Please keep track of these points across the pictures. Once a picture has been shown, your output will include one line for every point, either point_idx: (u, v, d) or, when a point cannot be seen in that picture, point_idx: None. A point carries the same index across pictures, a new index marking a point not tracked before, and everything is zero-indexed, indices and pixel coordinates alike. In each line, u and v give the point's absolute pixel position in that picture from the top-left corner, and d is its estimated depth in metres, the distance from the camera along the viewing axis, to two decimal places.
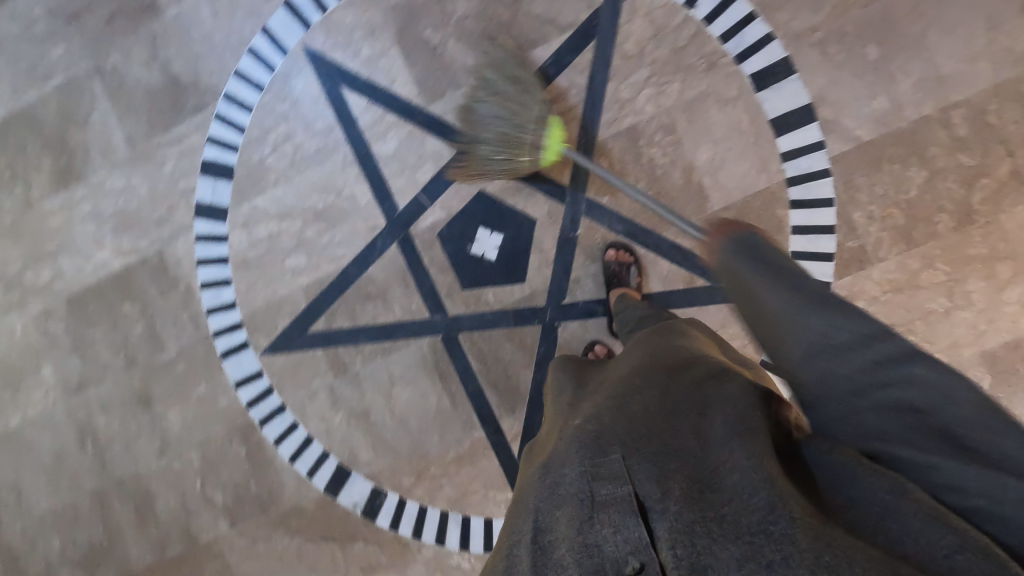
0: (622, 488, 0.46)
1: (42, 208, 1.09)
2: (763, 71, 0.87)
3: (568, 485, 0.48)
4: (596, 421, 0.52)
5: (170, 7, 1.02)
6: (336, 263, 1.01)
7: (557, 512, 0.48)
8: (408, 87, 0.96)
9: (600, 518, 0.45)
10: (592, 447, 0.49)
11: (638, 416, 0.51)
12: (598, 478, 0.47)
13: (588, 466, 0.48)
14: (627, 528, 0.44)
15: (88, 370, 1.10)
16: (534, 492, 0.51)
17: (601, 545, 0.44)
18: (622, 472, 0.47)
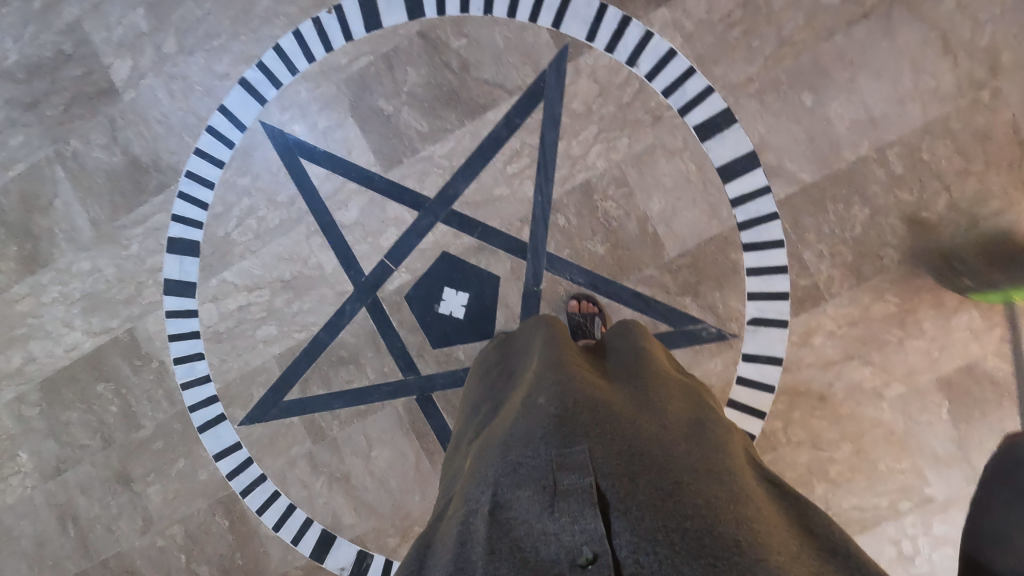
0: (585, 479, 0.48)
1: (8, 295, 1.09)
2: (706, 122, 0.91)
3: (534, 470, 0.50)
4: (564, 412, 0.55)
5: (127, 90, 1.03)
6: (307, 331, 1.02)
7: (517, 492, 0.49)
8: (365, 155, 0.98)
9: (560, 505, 0.47)
10: (560, 438, 0.52)
11: (604, 420, 0.55)
12: (563, 467, 0.49)
13: (554, 456, 0.50)
14: (586, 519, 0.45)
15: (65, 453, 1.10)
16: (495, 469, 0.53)
17: (558, 533, 0.45)
18: (587, 466, 0.49)
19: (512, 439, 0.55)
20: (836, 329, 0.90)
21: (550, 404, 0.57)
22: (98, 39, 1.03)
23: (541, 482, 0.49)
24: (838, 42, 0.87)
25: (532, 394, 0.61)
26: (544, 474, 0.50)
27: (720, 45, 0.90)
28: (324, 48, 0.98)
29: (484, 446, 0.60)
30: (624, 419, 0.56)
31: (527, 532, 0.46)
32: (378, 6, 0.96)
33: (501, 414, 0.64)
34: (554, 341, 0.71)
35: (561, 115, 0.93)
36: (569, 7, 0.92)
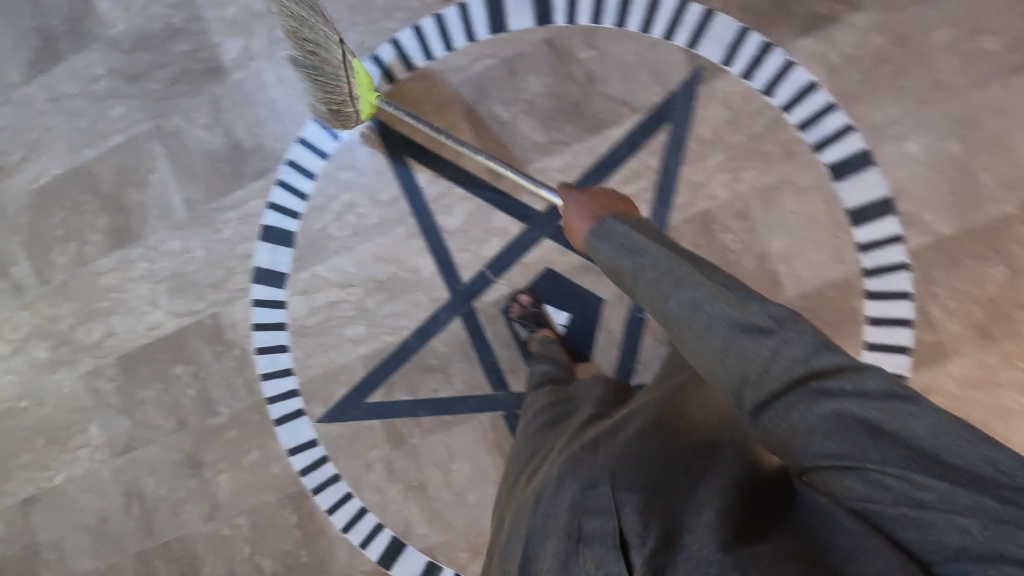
0: (608, 522, 0.50)
1: (95, 267, 1.08)
2: (841, 162, 0.87)
3: (558, 515, 0.53)
4: (587, 450, 0.57)
5: (235, 71, 1.01)
6: (396, 334, 1.00)
7: (545, 541, 0.53)
8: (476, 161, 0.95)
9: (583, 551, 0.50)
10: (584, 477, 0.53)
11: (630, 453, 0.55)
12: (585, 511, 0.51)
13: (576, 498, 0.52)
14: (608, 562, 0.48)
15: (136, 431, 1.09)
16: (529, 517, 0.56)
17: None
18: (608, 508, 0.51)
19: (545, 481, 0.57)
20: (956, 391, 0.86)
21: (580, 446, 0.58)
22: (210, 16, 1.01)
23: (566, 527, 0.52)
24: (991, 92, 0.83)
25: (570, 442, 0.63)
26: (569, 519, 0.52)
27: (866, 83, 0.86)
28: (444, 46, 0.95)
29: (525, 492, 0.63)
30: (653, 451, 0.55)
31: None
32: (506, 8, 0.93)
33: (541, 458, 0.66)
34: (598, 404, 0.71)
35: (688, 139, 0.90)
36: (708, 28, 0.88)
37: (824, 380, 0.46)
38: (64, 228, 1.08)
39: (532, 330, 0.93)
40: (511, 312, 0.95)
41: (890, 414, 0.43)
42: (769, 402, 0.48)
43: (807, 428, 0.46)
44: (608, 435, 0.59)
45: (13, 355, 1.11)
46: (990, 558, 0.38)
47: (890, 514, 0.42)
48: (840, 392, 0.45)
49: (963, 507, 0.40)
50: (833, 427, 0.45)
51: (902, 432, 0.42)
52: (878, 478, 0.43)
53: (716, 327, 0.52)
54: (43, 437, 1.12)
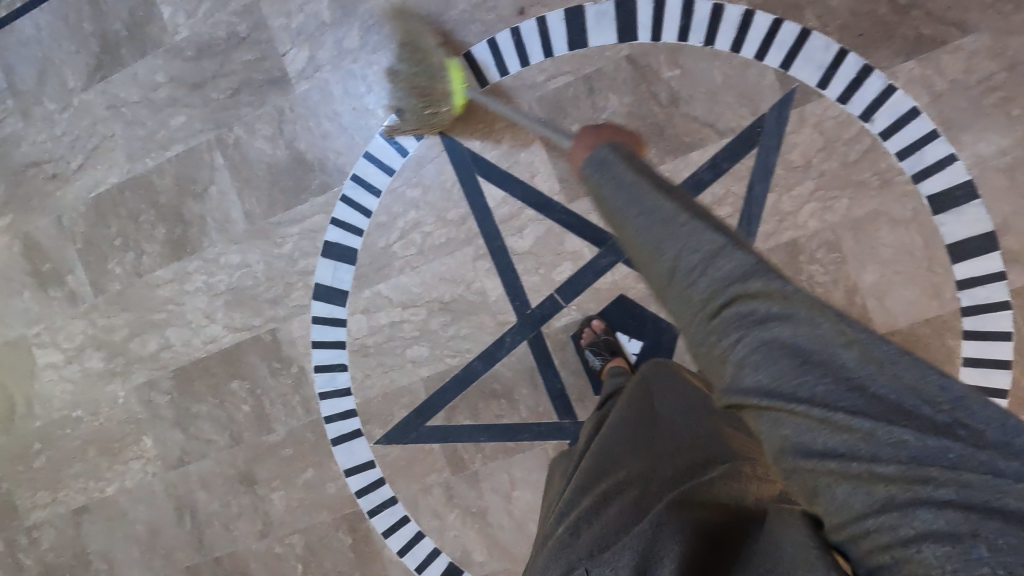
0: None
1: (152, 278, 1.06)
2: (942, 194, 0.82)
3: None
4: (567, 532, 0.55)
5: (299, 82, 0.98)
6: (460, 357, 0.97)
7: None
8: (549, 181, 0.92)
9: None
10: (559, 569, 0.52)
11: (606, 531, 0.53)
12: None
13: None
14: None
15: (190, 445, 1.07)
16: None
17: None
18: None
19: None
20: None
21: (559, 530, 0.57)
22: (275, 24, 0.98)
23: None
24: None
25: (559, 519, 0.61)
26: None
27: (973, 110, 0.81)
28: (520, 61, 0.91)
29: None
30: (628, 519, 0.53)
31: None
32: (586, 23, 0.89)
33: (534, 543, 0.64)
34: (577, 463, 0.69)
35: (776, 165, 0.86)
36: (803, 48, 0.84)
37: (750, 296, 0.40)
38: (121, 238, 1.06)
39: (604, 359, 0.88)
40: (582, 339, 0.91)
41: (816, 339, 0.37)
42: (709, 326, 0.42)
43: (734, 353, 0.40)
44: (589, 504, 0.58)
45: (69, 363, 1.11)
46: (909, 502, 0.33)
47: (807, 447, 0.37)
48: (769, 313, 0.39)
49: (886, 449, 0.34)
50: (759, 350, 0.39)
51: (831, 359, 0.37)
52: (805, 422, 0.37)
53: (680, 244, 0.45)
54: (96, 447, 1.11)
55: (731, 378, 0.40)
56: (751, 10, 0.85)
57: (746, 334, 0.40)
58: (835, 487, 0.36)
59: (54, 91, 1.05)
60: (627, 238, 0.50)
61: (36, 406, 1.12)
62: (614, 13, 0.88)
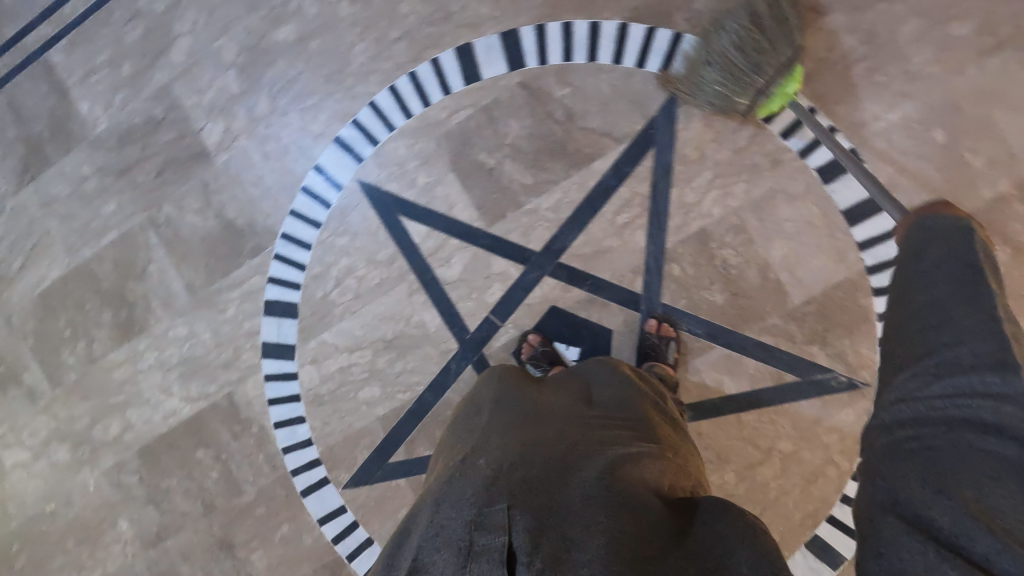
0: (497, 539, 0.47)
1: (106, 362, 1.08)
2: (829, 164, 0.87)
3: (452, 532, 0.49)
4: (491, 461, 0.55)
5: (220, 153, 1.02)
6: (411, 391, 0.99)
7: (434, 558, 0.49)
8: (467, 210, 0.96)
9: (470, 567, 0.46)
10: (482, 497, 0.51)
11: (534, 473, 0.53)
12: (480, 527, 0.48)
13: (474, 516, 0.49)
14: None
15: (165, 520, 1.08)
16: (422, 531, 0.52)
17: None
18: (503, 523, 0.48)
19: (441, 496, 0.54)
20: None
21: (485, 459, 0.56)
22: (189, 103, 1.02)
23: (458, 544, 0.48)
24: (970, 76, 0.83)
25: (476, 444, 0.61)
26: (461, 535, 0.49)
27: (843, 83, 0.86)
28: (421, 103, 0.96)
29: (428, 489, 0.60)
30: (556, 468, 0.54)
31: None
32: (477, 58, 0.94)
33: (441, 465, 0.63)
34: (505, 399, 0.68)
35: (673, 161, 0.90)
36: (679, 51, 0.89)
37: (998, 398, 0.42)
38: (71, 328, 1.09)
39: (546, 370, 0.91)
40: (522, 354, 0.94)
41: (1023, 469, 0.39)
42: (939, 403, 0.43)
43: (931, 434, 0.43)
44: (515, 444, 0.57)
45: (36, 460, 1.12)
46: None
47: (915, 511, 0.39)
48: (991, 423, 0.41)
49: (983, 549, 0.35)
50: (946, 431, 0.42)
51: (1021, 481, 0.38)
52: (937, 491, 0.39)
53: (963, 344, 0.45)
54: (74, 537, 1.12)
55: (908, 424, 0.45)
56: (625, 23, 0.90)
57: (959, 421, 0.42)
58: (902, 534, 0.39)
59: None
60: (896, 315, 0.51)
61: (10, 508, 1.13)
62: (500, 44, 0.93)
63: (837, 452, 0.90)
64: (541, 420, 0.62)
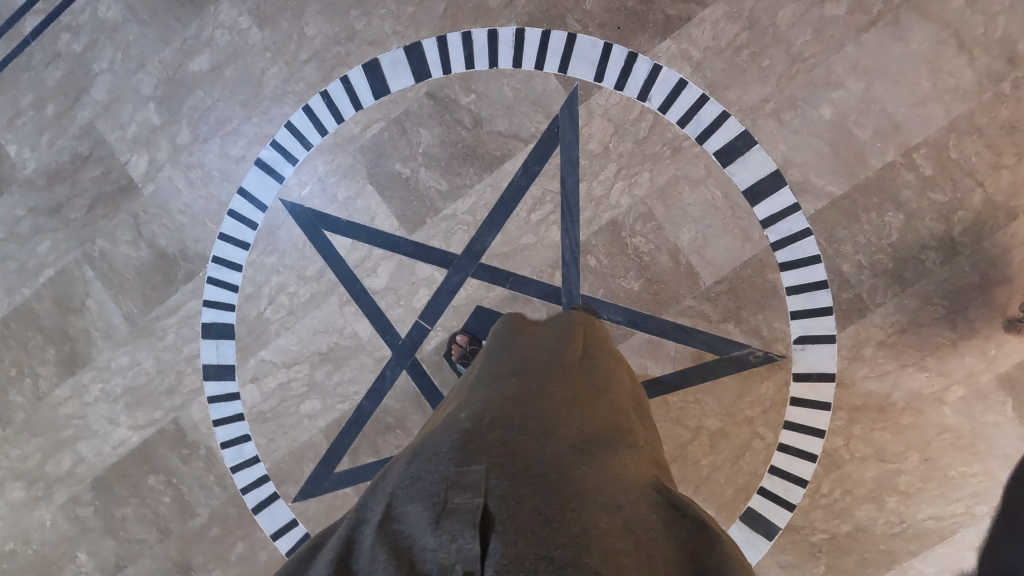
0: (474, 499, 0.38)
1: (53, 398, 1.10)
2: (726, 147, 0.90)
3: (425, 486, 0.41)
4: (479, 423, 0.47)
5: (147, 184, 1.04)
6: (350, 400, 1.02)
7: (407, 506, 0.40)
8: (388, 220, 0.99)
9: (438, 523, 0.37)
10: (463, 455, 0.43)
11: (518, 437, 0.45)
12: (456, 485, 0.40)
13: (451, 473, 0.41)
14: (461, 538, 0.35)
15: (124, 549, 1.10)
16: (396, 482, 0.45)
17: (430, 553, 0.35)
18: (479, 485, 0.40)
19: (421, 450, 0.47)
20: (886, 339, 0.89)
21: (468, 420, 0.49)
22: (113, 138, 1.05)
23: (431, 498, 0.40)
24: (849, 53, 0.87)
25: (465, 405, 0.53)
26: (434, 490, 0.40)
27: (731, 69, 0.89)
28: (335, 120, 0.99)
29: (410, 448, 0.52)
30: (541, 435, 0.46)
31: (403, 547, 0.37)
32: (384, 73, 0.97)
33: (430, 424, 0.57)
34: (506, 365, 0.61)
35: (579, 157, 0.93)
36: (574, 51, 0.93)
37: None
38: (16, 367, 1.10)
39: None
40: (452, 355, 0.96)
41: None
42: None
43: None
44: (508, 410, 0.50)
45: None
46: None
47: None
48: None
49: None
50: None
51: None
52: None
53: None
54: (36, 574, 1.13)
55: None
56: (521, 28, 0.93)
57: None
58: None
59: None
60: None
61: None
62: (406, 58, 0.96)
63: (762, 425, 0.92)
64: (529, 384, 0.55)
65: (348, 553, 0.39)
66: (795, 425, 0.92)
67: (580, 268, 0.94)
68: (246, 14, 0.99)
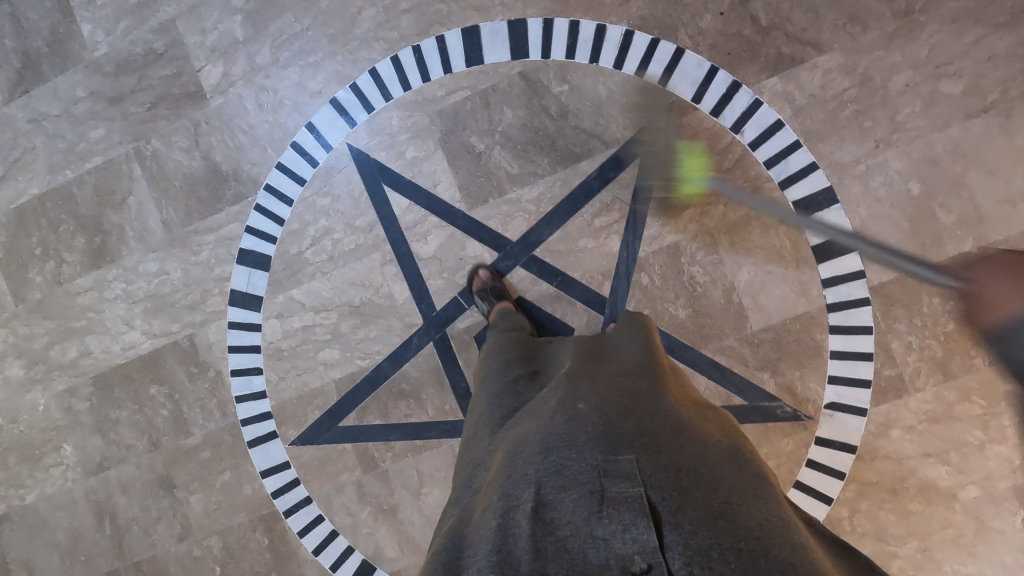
0: (634, 489, 0.46)
1: (72, 286, 1.08)
2: (806, 199, 0.89)
3: (578, 473, 0.48)
4: (602, 412, 0.54)
5: (214, 96, 1.02)
6: (370, 359, 1.00)
7: (561, 492, 0.48)
8: (450, 190, 0.97)
9: (608, 513, 0.45)
10: (605, 444, 0.50)
11: (650, 429, 0.52)
12: (610, 474, 0.47)
13: (601, 461, 0.48)
14: (637, 529, 0.43)
15: (110, 450, 1.09)
16: (537, 468, 0.50)
17: (609, 539, 0.43)
18: (633, 475, 0.47)
19: (551, 434, 0.53)
20: (915, 425, 0.88)
21: (589, 409, 0.55)
22: (191, 42, 1.02)
23: (587, 486, 0.47)
24: (953, 133, 0.85)
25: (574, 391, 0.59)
26: (590, 478, 0.47)
27: (831, 122, 0.88)
28: (421, 77, 0.96)
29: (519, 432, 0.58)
30: (668, 428, 0.53)
31: (573, 534, 0.45)
32: (482, 42, 0.94)
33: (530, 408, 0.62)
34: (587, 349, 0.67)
35: (657, 173, 0.92)
36: (678, 65, 0.90)
37: None
38: (42, 247, 1.08)
39: (490, 304, 0.92)
40: (473, 284, 0.95)
41: None
42: None
43: None
44: (625, 398, 0.56)
45: None
46: None
47: None
48: None
49: None
50: None
51: None
52: None
53: None
54: (16, 455, 1.11)
55: None
56: (631, 30, 0.91)
57: None
58: None
59: None
60: None
61: None
62: (507, 32, 0.94)
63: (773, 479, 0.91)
64: (634, 376, 0.60)
65: (513, 532, 0.46)
66: (805, 488, 0.91)
67: (630, 282, 0.93)
68: None
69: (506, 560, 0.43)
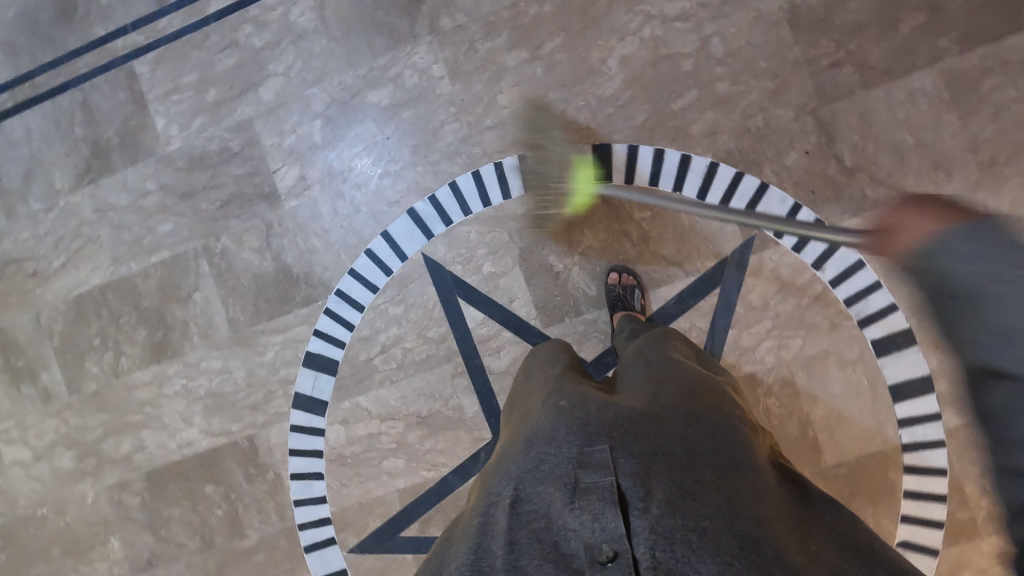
0: (606, 478, 0.48)
1: (129, 379, 1.06)
2: (883, 338, 0.90)
3: (556, 467, 0.51)
4: (583, 409, 0.56)
5: (289, 199, 1.01)
6: (436, 471, 0.99)
7: (540, 488, 0.50)
8: (526, 307, 0.97)
9: (580, 504, 0.47)
10: (582, 437, 0.52)
11: (627, 419, 0.54)
12: (584, 466, 0.50)
13: (576, 455, 0.51)
14: (606, 517, 0.46)
15: (160, 548, 1.06)
16: (518, 464, 0.53)
17: (578, 529, 0.46)
18: (607, 465, 0.49)
19: (534, 435, 0.56)
20: (987, 567, 0.88)
21: (573, 404, 0.57)
22: (268, 143, 1.01)
23: (563, 479, 0.50)
24: None
25: (556, 394, 0.61)
26: (566, 472, 0.50)
27: None
28: (502, 193, 0.97)
29: (513, 435, 0.61)
30: (648, 415, 0.55)
31: (549, 524, 0.48)
32: None
33: (523, 413, 0.65)
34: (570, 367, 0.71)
35: (736, 304, 0.92)
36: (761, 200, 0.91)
37: None
38: (101, 338, 1.07)
39: None
40: None
41: None
42: None
43: None
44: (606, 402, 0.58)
45: (36, 462, 1.09)
46: None
47: None
48: None
49: None
50: None
51: None
52: None
53: None
54: (60, 547, 1.08)
55: None
56: (715, 162, 0.92)
57: None
58: None
59: (42, 191, 1.06)
60: None
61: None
62: (591, 155, 0.95)
63: None
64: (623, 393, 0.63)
65: (494, 528, 0.50)
66: None
67: None
68: (442, 63, 0.97)
69: (484, 555, 0.47)
